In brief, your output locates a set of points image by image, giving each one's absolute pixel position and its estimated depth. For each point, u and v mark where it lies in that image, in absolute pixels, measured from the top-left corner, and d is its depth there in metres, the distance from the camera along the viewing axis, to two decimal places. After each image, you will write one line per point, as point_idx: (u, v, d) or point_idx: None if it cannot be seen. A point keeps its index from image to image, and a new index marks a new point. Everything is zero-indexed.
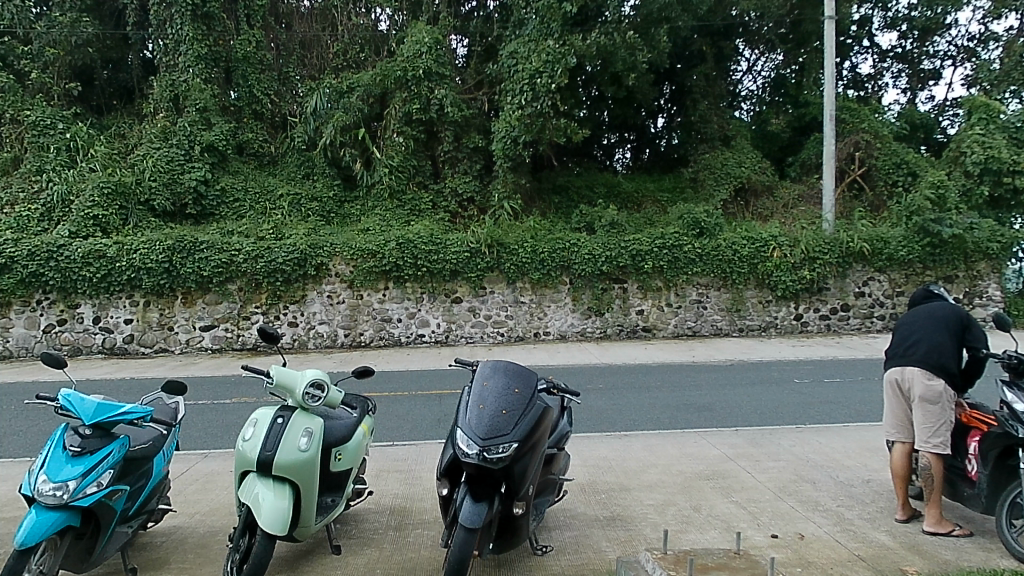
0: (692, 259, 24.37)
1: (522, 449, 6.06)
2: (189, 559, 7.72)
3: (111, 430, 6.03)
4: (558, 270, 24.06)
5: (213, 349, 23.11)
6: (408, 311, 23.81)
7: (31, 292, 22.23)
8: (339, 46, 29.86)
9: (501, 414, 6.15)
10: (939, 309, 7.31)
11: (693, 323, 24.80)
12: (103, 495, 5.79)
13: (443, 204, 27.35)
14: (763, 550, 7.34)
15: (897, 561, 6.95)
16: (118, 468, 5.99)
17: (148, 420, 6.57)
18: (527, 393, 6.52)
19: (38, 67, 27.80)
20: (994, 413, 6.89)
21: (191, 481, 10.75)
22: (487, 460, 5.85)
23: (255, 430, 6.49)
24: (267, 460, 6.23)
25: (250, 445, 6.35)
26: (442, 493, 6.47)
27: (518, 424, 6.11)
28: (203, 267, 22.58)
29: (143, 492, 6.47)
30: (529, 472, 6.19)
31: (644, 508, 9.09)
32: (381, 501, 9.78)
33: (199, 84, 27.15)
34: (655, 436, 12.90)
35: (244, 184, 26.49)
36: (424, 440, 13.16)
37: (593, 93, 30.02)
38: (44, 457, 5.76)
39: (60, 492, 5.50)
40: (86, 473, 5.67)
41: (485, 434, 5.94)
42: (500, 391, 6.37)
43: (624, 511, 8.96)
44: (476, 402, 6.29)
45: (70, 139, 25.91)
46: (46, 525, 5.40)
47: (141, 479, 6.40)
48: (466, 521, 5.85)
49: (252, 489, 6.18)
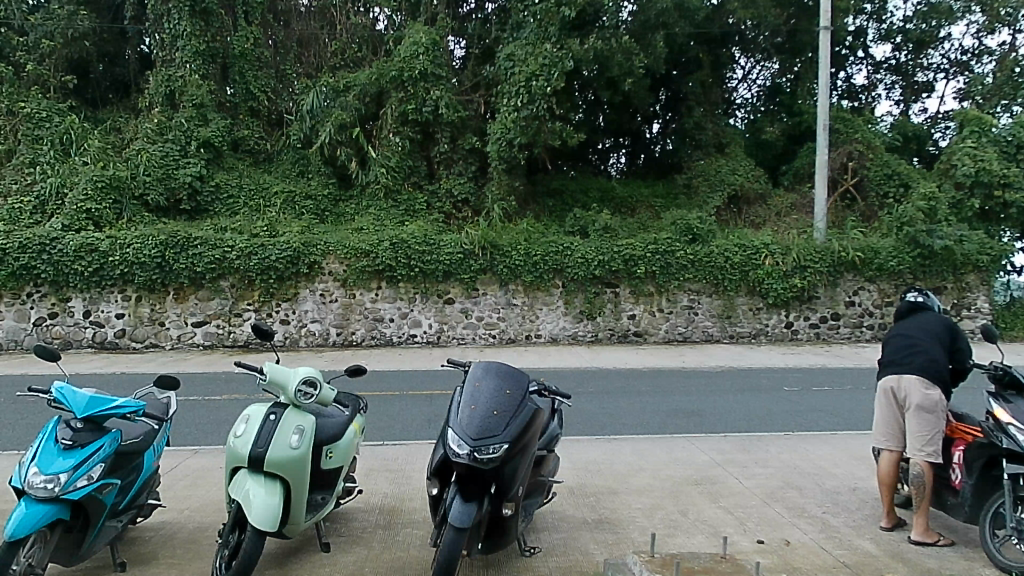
0: (684, 265, 24.56)
1: (512, 450, 6.16)
2: (179, 555, 7.78)
3: (103, 424, 6.07)
4: (550, 273, 24.20)
5: (203, 346, 23.10)
6: (401, 311, 23.88)
7: (22, 285, 22.19)
8: (337, 45, 29.95)
9: (493, 414, 6.25)
10: (931, 321, 7.49)
11: (684, 328, 24.94)
12: (93, 489, 5.85)
13: (438, 205, 27.42)
14: (749, 555, 7.45)
15: (880, 568, 7.07)
16: (109, 462, 6.04)
17: (141, 414, 6.60)
18: (519, 394, 6.61)
19: (34, 59, 27.67)
20: (979, 424, 7.03)
21: (183, 476, 10.81)
22: (477, 461, 5.94)
23: (247, 427, 6.56)
24: (258, 457, 6.31)
25: (242, 441, 6.42)
26: (431, 492, 6.56)
27: (509, 425, 6.21)
28: (196, 263, 22.60)
29: (134, 486, 6.51)
30: (519, 473, 6.28)
31: (632, 511, 9.19)
32: (371, 500, 9.85)
33: (195, 80, 27.19)
34: (644, 441, 13.01)
35: (239, 181, 26.52)
36: (415, 440, 13.22)
37: (590, 98, 30.20)
38: (35, 451, 5.85)
39: (51, 485, 5.59)
40: (77, 466, 5.74)
41: (476, 435, 6.04)
42: (492, 392, 6.46)
43: (612, 514, 9.06)
44: (468, 402, 6.38)
45: (65, 133, 25.88)
46: (36, 518, 5.49)
47: (132, 473, 6.45)
48: (455, 521, 5.93)
49: (243, 486, 6.25)
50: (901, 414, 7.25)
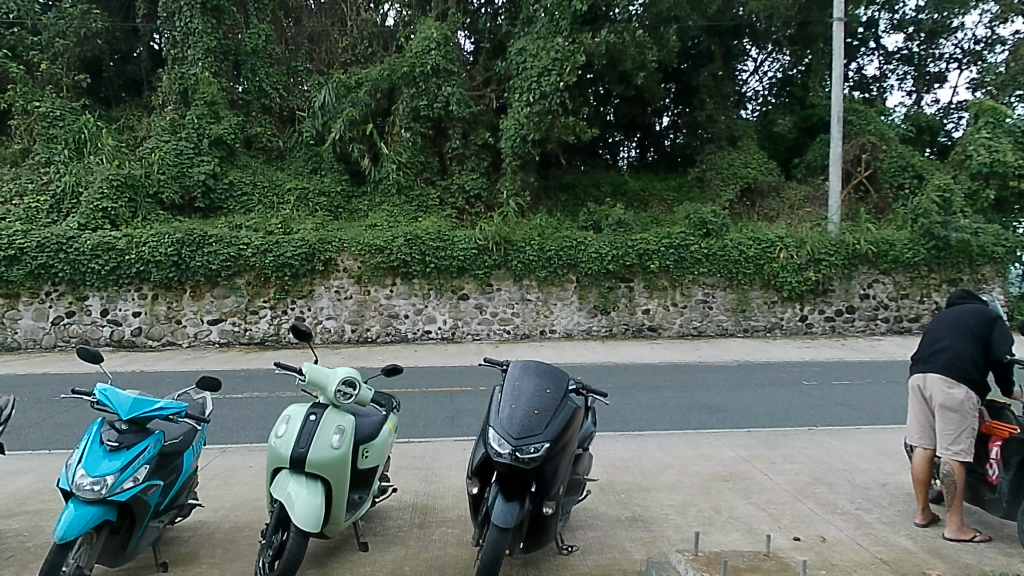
0: (698, 259, 24.47)
1: (553, 449, 6.10)
2: (219, 554, 7.78)
3: (146, 426, 6.04)
4: (564, 268, 24.16)
5: (220, 344, 23.10)
6: (415, 307, 23.83)
7: (39, 284, 22.18)
8: (348, 41, 29.87)
9: (534, 413, 6.19)
10: (962, 314, 7.28)
11: (699, 323, 24.84)
12: (139, 491, 5.82)
13: (450, 200, 27.29)
14: (787, 552, 7.39)
15: (920, 564, 7.01)
16: (152, 464, 6.01)
17: (182, 415, 6.56)
18: (559, 393, 6.56)
19: (47, 58, 27.57)
20: (1015, 420, 6.85)
21: (213, 475, 10.82)
22: (519, 460, 5.87)
23: (287, 427, 6.54)
24: (300, 457, 6.29)
25: (283, 442, 6.39)
26: (472, 491, 6.51)
27: (549, 425, 6.15)
28: (212, 260, 22.59)
29: (174, 487, 6.48)
30: (559, 473, 6.23)
31: (664, 508, 9.15)
32: (404, 498, 9.84)
33: (207, 77, 27.11)
34: (669, 437, 12.97)
35: (252, 179, 26.47)
36: (440, 437, 13.20)
37: (600, 92, 30.17)
38: (82, 452, 5.80)
39: (98, 487, 5.56)
40: (123, 467, 5.72)
41: (518, 434, 5.97)
42: (533, 392, 6.40)
43: (645, 512, 9.02)
44: (509, 402, 6.31)
45: (79, 132, 25.70)
46: (85, 519, 5.46)
47: (172, 474, 6.40)
48: (498, 520, 5.88)
49: (285, 486, 6.23)
50: (931, 412, 7.17)
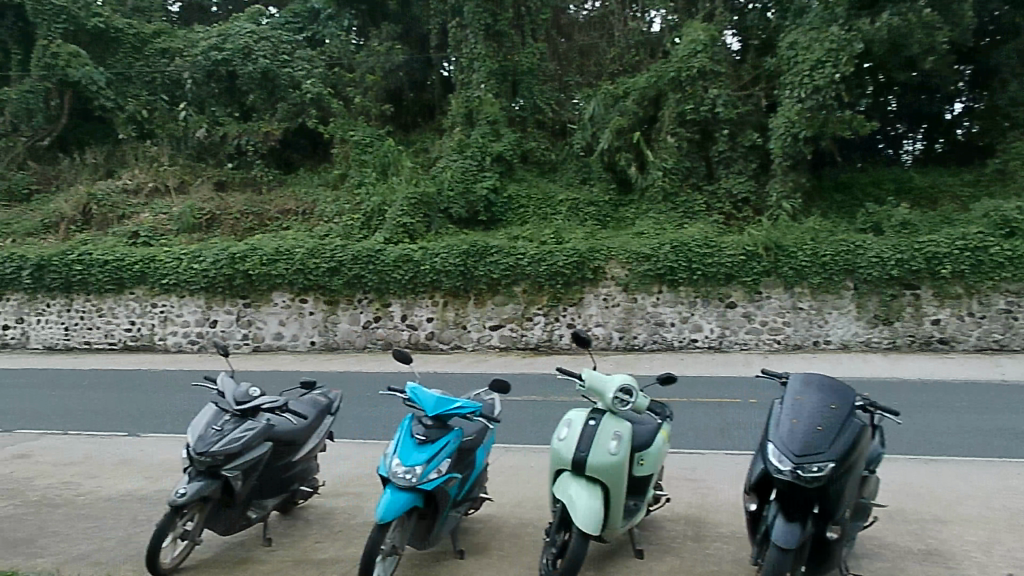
0: (1001, 262, 21.34)
1: (842, 469, 5.39)
2: (506, 548, 8.09)
3: (448, 423, 6.43)
4: (841, 274, 22.23)
5: (499, 348, 24.05)
6: (681, 315, 23.14)
7: (355, 292, 24.41)
8: (616, 52, 30.22)
9: (818, 429, 5.52)
10: None
11: (1000, 335, 21.38)
12: (442, 481, 6.20)
13: (717, 206, 26.33)
14: None
15: None
16: (453, 458, 6.38)
17: (477, 415, 6.87)
18: (847, 408, 5.80)
19: (360, 92, 31.17)
20: None
21: (497, 472, 11.35)
22: (800, 479, 5.27)
23: (569, 431, 6.56)
24: (581, 460, 6.31)
25: (565, 445, 6.44)
26: (748, 510, 5.97)
27: (836, 441, 5.45)
28: (495, 270, 23.95)
29: (468, 481, 6.82)
30: (848, 496, 5.48)
31: (968, 545, 7.91)
32: (676, 508, 9.55)
33: (490, 99, 29.02)
34: (971, 464, 11.30)
35: (528, 192, 27.69)
36: (714, 449, 12.69)
37: (882, 80, 27.43)
38: (396, 444, 6.34)
39: (410, 475, 6.04)
40: (429, 460, 6.15)
41: (798, 450, 5.37)
42: (816, 405, 5.72)
43: (943, 546, 7.86)
44: (788, 415, 5.71)
45: (384, 156, 28.42)
46: (398, 504, 5.93)
47: (467, 468, 6.74)
48: (777, 542, 5.29)
49: (567, 488, 6.28)
50: None
